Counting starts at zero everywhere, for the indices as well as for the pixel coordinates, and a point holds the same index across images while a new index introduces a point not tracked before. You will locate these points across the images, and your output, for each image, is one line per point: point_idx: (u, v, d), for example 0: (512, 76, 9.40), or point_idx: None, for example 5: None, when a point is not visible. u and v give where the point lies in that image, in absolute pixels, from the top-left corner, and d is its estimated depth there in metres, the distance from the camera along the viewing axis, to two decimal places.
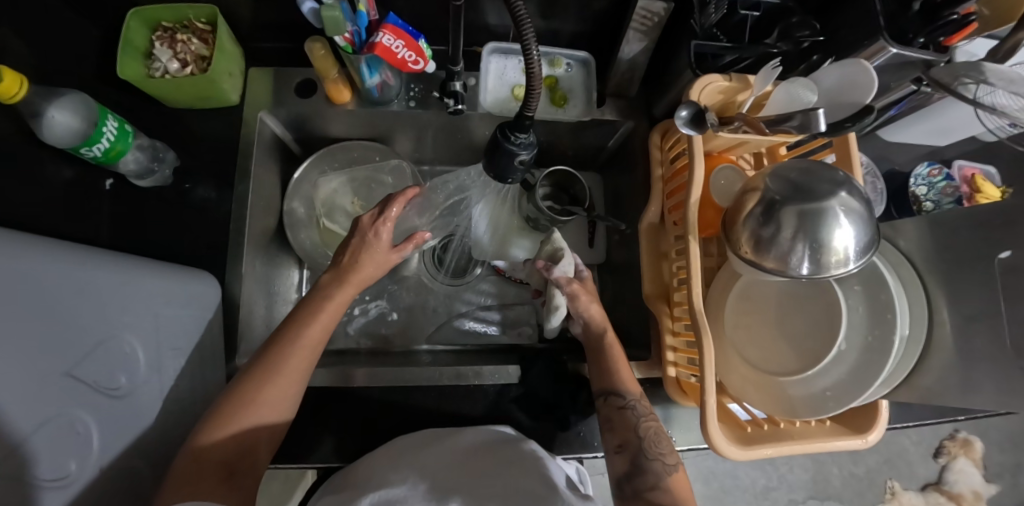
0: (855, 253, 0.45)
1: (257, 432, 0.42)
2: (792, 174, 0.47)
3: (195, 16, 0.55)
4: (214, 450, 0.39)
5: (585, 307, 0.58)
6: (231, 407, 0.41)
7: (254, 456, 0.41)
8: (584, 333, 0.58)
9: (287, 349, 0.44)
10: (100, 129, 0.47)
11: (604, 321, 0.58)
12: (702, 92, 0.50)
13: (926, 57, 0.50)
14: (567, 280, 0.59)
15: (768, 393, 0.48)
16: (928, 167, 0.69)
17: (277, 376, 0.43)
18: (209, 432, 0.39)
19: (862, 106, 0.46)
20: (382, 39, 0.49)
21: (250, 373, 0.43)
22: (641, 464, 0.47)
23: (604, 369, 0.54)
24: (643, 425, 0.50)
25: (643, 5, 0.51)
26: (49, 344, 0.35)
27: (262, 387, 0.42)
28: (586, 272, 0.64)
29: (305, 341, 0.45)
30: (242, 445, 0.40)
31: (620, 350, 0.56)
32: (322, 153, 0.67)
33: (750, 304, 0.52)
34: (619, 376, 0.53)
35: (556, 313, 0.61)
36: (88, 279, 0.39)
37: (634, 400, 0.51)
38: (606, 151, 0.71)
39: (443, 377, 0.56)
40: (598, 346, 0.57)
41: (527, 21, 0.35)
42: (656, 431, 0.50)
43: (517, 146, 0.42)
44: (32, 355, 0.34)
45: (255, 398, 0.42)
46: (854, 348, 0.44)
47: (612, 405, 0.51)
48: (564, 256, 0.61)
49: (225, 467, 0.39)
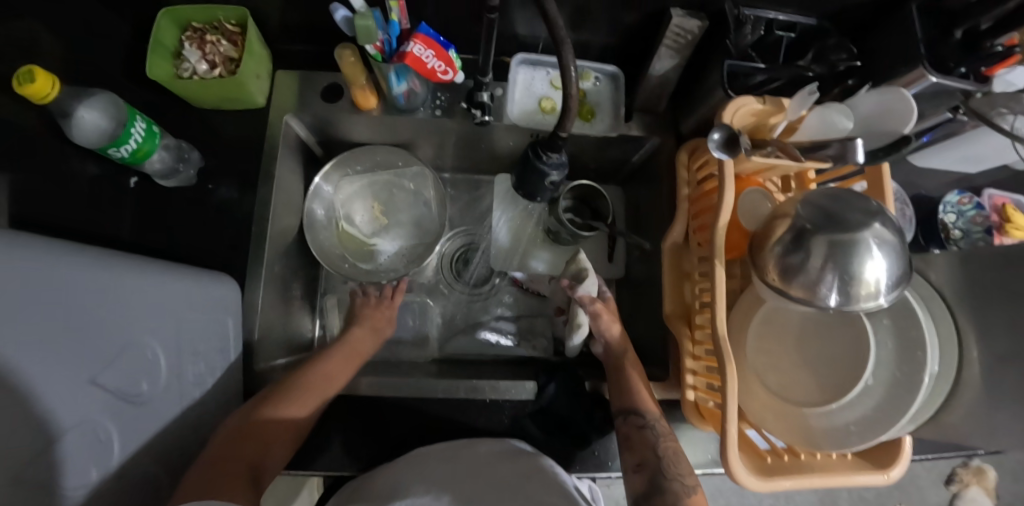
0: (888, 285, 0.44)
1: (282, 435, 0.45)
2: (823, 200, 0.46)
3: (225, 18, 0.55)
4: (247, 445, 0.42)
5: (607, 327, 0.59)
6: (271, 407, 0.46)
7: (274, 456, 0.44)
8: (605, 354, 0.59)
9: (323, 371, 0.52)
10: (129, 130, 0.47)
11: (624, 341, 0.60)
12: (735, 114, 0.49)
13: (967, 86, 0.48)
14: (590, 298, 0.60)
15: (788, 422, 0.47)
16: (958, 195, 0.68)
17: (305, 390, 0.49)
18: (250, 426, 0.44)
19: (900, 134, 0.47)
20: (412, 49, 0.49)
21: (288, 384, 0.49)
22: (659, 483, 0.47)
23: (622, 387, 0.55)
24: (662, 445, 0.50)
25: (677, 22, 0.51)
26: (84, 348, 0.34)
27: (299, 397, 0.48)
28: (609, 294, 0.65)
29: (330, 372, 0.52)
30: (269, 441, 0.44)
31: (636, 368, 0.56)
32: (345, 157, 0.66)
33: (772, 332, 0.51)
34: (638, 396, 0.53)
35: (577, 332, 0.61)
36: (114, 282, 0.37)
37: (654, 420, 0.51)
38: (629, 166, 0.70)
39: (458, 391, 0.55)
40: (618, 365, 0.57)
41: (566, 40, 0.37)
42: (674, 450, 0.50)
43: (549, 166, 0.42)
44: (68, 358, 0.32)
45: (290, 404, 0.47)
46: (882, 382, 0.43)
47: (631, 424, 0.51)
48: (589, 276, 0.61)
49: (249, 465, 0.41)
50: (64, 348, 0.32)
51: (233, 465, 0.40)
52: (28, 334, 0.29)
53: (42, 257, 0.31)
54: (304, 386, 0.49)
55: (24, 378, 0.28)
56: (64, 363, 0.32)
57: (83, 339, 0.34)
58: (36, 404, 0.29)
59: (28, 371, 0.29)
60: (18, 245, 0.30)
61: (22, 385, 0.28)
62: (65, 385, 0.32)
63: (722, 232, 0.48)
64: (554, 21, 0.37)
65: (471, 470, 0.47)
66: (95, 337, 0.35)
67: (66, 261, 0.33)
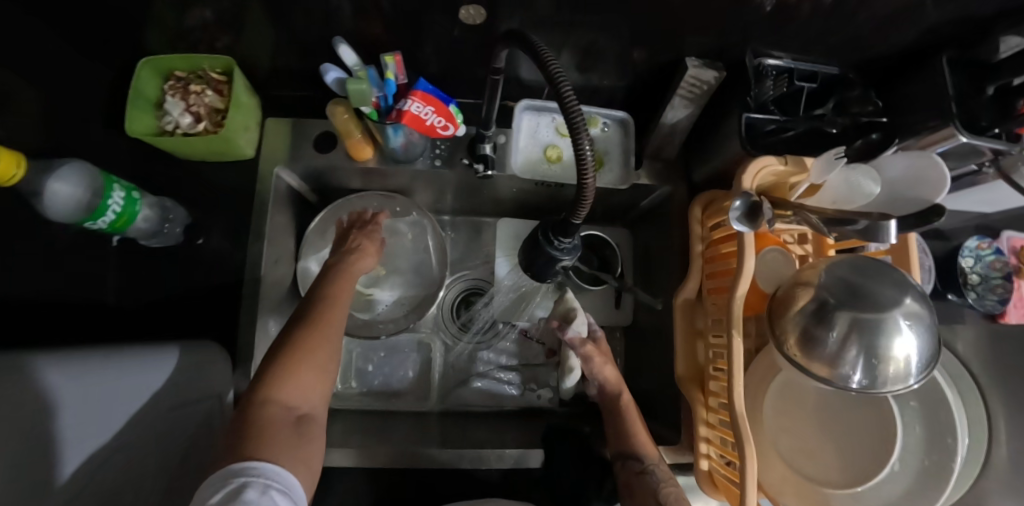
0: (917, 366, 0.42)
1: (317, 380, 0.39)
2: (848, 272, 0.44)
3: (211, 66, 0.51)
4: (281, 399, 0.36)
5: (600, 369, 0.56)
6: (280, 377, 0.37)
7: (314, 403, 0.39)
8: (600, 395, 0.56)
9: (336, 309, 0.45)
10: (106, 201, 0.43)
11: (619, 383, 0.56)
12: (758, 174, 0.46)
13: (998, 146, 0.45)
14: (580, 340, 0.57)
15: (809, 499, 0.44)
16: (976, 239, 0.66)
17: (315, 342, 0.41)
18: (283, 383, 0.37)
19: (931, 203, 0.43)
20: (410, 107, 0.46)
21: (301, 325, 0.42)
22: None
23: (621, 431, 0.53)
24: (664, 491, 0.46)
25: (694, 73, 0.49)
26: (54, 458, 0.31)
27: (315, 338, 0.41)
28: (599, 333, 0.62)
29: (329, 311, 0.45)
30: (307, 393, 0.38)
31: (637, 413, 0.54)
32: (339, 205, 0.63)
33: (792, 402, 0.49)
34: (638, 440, 0.51)
35: (569, 376, 0.61)
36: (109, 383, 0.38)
37: (653, 464, 0.49)
38: (637, 210, 0.68)
39: (462, 459, 0.52)
40: (614, 408, 0.55)
41: (580, 115, 0.33)
42: (677, 496, 0.45)
43: (559, 251, 0.38)
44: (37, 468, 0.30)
45: (314, 346, 0.40)
46: (909, 470, 0.42)
47: (630, 469, 0.49)
48: (576, 316, 0.60)
49: (296, 419, 0.36)
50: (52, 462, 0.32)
51: (280, 424, 0.35)
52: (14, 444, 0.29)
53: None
54: (316, 324, 0.42)
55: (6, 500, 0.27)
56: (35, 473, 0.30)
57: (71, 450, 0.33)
58: None
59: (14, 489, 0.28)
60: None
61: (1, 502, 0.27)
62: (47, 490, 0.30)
63: (740, 301, 0.46)
64: (565, 94, 0.32)
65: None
66: (88, 443, 0.34)
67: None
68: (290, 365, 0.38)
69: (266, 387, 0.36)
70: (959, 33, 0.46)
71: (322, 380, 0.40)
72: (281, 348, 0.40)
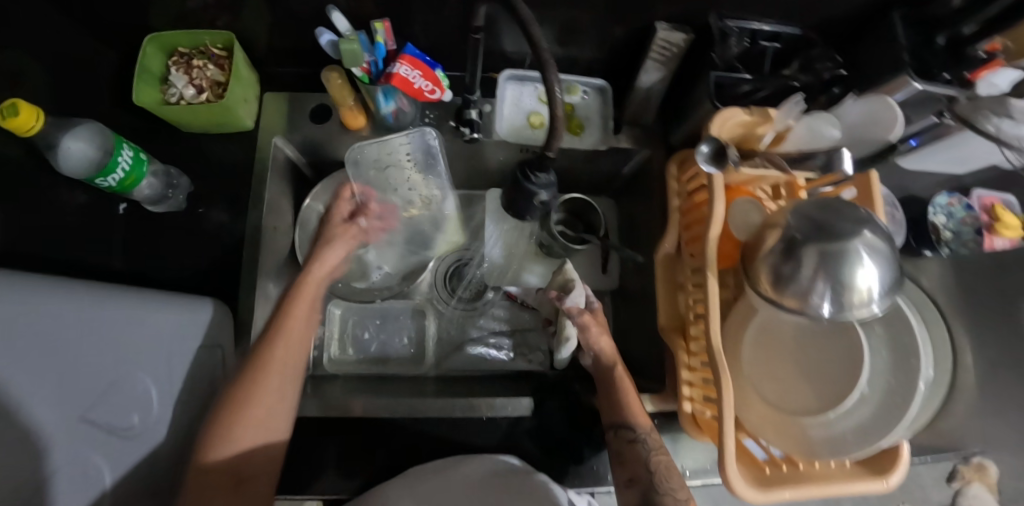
0: (880, 293, 0.44)
1: (258, 432, 0.41)
2: (812, 211, 0.47)
3: (212, 42, 0.55)
4: (218, 464, 0.38)
5: (596, 339, 0.57)
6: (221, 424, 0.40)
7: (257, 458, 0.41)
8: (595, 366, 0.57)
9: (277, 349, 0.44)
10: (116, 159, 0.46)
11: (614, 355, 0.57)
12: (723, 125, 0.49)
13: (950, 92, 0.48)
14: (578, 309, 0.58)
15: (787, 432, 0.46)
16: (947, 196, 0.68)
17: (262, 392, 0.42)
18: (218, 445, 0.39)
19: (885, 142, 0.47)
20: (399, 69, 0.49)
21: (242, 372, 0.43)
22: (653, 498, 0.47)
23: (614, 401, 0.54)
24: (654, 459, 0.49)
25: (662, 35, 0.52)
26: (56, 382, 0.34)
27: (249, 392, 0.42)
28: (597, 304, 0.62)
29: (282, 351, 0.44)
30: (246, 452, 0.40)
31: (631, 383, 0.55)
32: (334, 177, 0.66)
33: (770, 343, 0.51)
34: (630, 408, 0.52)
35: (564, 346, 0.61)
36: (103, 321, 0.38)
37: (645, 433, 0.51)
38: (620, 178, 0.71)
39: (454, 409, 0.55)
40: (608, 379, 0.55)
41: (550, 59, 0.36)
42: (667, 465, 0.50)
43: (538, 186, 0.42)
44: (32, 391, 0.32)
45: (248, 402, 0.41)
46: (877, 392, 0.44)
47: (622, 440, 0.51)
48: (575, 287, 0.59)
49: (233, 481, 0.39)
50: (42, 388, 0.33)
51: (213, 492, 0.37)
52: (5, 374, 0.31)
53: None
54: (255, 372, 0.43)
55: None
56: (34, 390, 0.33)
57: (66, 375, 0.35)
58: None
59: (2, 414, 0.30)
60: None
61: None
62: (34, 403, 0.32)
63: (714, 243, 0.48)
64: (536, 39, 0.36)
65: (464, 491, 0.46)
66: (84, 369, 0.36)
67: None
68: (226, 426, 0.40)
69: (203, 452, 0.39)
70: None
71: (268, 427, 0.41)
72: (223, 403, 0.41)
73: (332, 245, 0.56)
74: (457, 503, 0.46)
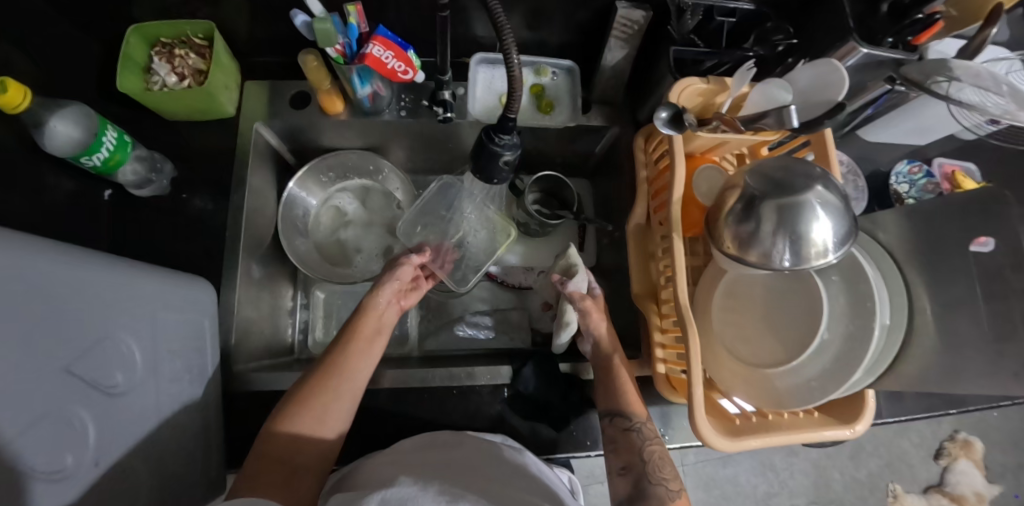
0: (835, 244, 0.46)
1: (316, 429, 0.45)
2: (771, 170, 0.48)
3: (192, 32, 0.57)
4: (275, 449, 0.43)
5: (596, 325, 0.57)
6: (286, 415, 0.45)
7: (310, 452, 0.44)
8: (594, 353, 0.56)
9: (353, 363, 0.49)
10: (101, 138, 0.50)
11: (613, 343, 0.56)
12: (682, 93, 0.52)
13: (898, 56, 0.52)
14: (581, 295, 0.59)
15: (755, 383, 0.48)
16: (908, 164, 0.71)
17: (326, 398, 0.46)
18: (277, 431, 0.44)
19: (834, 102, 0.49)
20: (371, 50, 0.51)
21: (316, 377, 0.47)
22: (644, 487, 0.48)
23: (610, 388, 0.54)
24: (648, 449, 0.50)
25: (622, 13, 0.54)
26: (53, 335, 0.32)
27: (320, 396, 0.46)
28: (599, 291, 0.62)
29: (351, 366, 0.48)
30: (303, 445, 0.44)
31: (628, 370, 0.55)
32: (315, 163, 0.68)
33: (738, 300, 0.53)
34: (626, 397, 0.52)
35: (564, 330, 0.61)
36: (103, 275, 0.38)
37: (640, 422, 0.51)
38: (594, 158, 0.73)
39: (436, 378, 0.57)
40: (606, 365, 0.55)
41: (508, 30, 0.39)
42: (660, 455, 0.50)
43: (501, 146, 0.46)
44: (36, 346, 0.31)
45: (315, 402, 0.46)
46: (837, 335, 0.46)
47: (617, 426, 0.52)
48: (579, 273, 0.61)
49: (285, 467, 0.43)
50: (33, 342, 0.30)
51: (267, 471, 0.42)
52: (7, 325, 0.28)
53: (44, 251, 0.32)
54: (325, 382, 0.47)
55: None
56: (37, 344, 0.31)
57: (62, 326, 0.33)
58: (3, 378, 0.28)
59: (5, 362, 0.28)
60: (34, 244, 0.31)
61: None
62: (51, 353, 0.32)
63: (677, 207, 0.50)
64: (497, 15, 0.39)
65: (467, 462, 0.46)
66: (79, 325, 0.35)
67: (61, 257, 0.33)
68: (291, 419, 0.44)
69: (266, 437, 0.43)
70: None
71: (323, 428, 0.46)
72: (291, 402, 0.46)
73: (397, 283, 0.56)
74: (457, 472, 0.45)
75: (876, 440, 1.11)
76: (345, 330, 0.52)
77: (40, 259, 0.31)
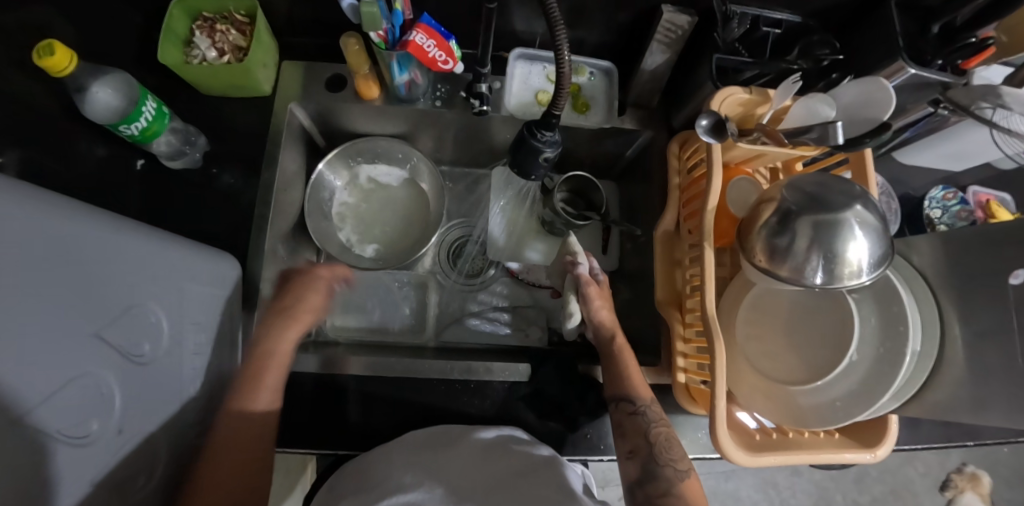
0: (870, 264, 0.45)
1: (259, 433, 0.48)
2: (808, 185, 0.48)
3: (235, 9, 0.58)
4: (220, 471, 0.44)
5: (597, 311, 0.59)
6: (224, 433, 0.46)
7: (252, 456, 0.47)
8: (595, 337, 0.58)
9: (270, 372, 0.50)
10: (140, 108, 0.50)
11: (614, 325, 0.59)
12: (723, 102, 0.51)
13: (944, 79, 0.51)
14: (587, 279, 0.60)
15: (778, 402, 0.48)
16: (943, 190, 0.70)
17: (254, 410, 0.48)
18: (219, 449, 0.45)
19: (879, 122, 0.48)
20: (415, 38, 0.50)
21: (239, 394, 0.48)
22: (652, 470, 0.48)
23: (614, 374, 0.54)
24: (654, 431, 0.51)
25: (668, 17, 0.54)
26: (85, 303, 0.32)
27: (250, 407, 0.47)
28: (602, 275, 0.63)
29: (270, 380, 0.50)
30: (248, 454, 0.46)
31: (629, 354, 0.56)
32: (346, 146, 0.68)
33: (762, 314, 0.53)
34: (630, 381, 0.53)
35: (568, 318, 0.61)
36: (131, 246, 0.37)
37: (645, 405, 0.51)
38: (623, 160, 0.73)
39: (454, 371, 0.57)
40: (609, 350, 0.57)
41: (561, 27, 0.38)
42: (667, 436, 0.51)
43: (543, 143, 0.46)
44: (68, 313, 0.31)
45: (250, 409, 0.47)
46: (866, 358, 0.45)
47: (622, 411, 0.52)
48: (580, 256, 0.61)
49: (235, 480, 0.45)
50: (62, 311, 0.30)
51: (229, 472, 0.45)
52: (29, 294, 0.27)
53: (76, 216, 0.31)
54: (249, 391, 0.48)
55: (21, 358, 0.27)
56: (68, 316, 0.31)
57: (91, 294, 0.33)
58: (32, 343, 0.28)
59: (31, 333, 0.28)
60: (69, 206, 0.31)
61: (18, 359, 0.26)
62: (77, 322, 0.32)
63: (711, 217, 0.50)
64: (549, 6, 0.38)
65: (479, 460, 0.46)
66: (113, 296, 0.35)
67: (92, 222, 0.33)
68: (228, 442, 0.46)
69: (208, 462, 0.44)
70: None
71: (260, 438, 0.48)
72: (222, 422, 0.47)
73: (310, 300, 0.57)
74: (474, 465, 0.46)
75: (882, 466, 1.10)
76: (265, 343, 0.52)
77: (65, 221, 0.31)
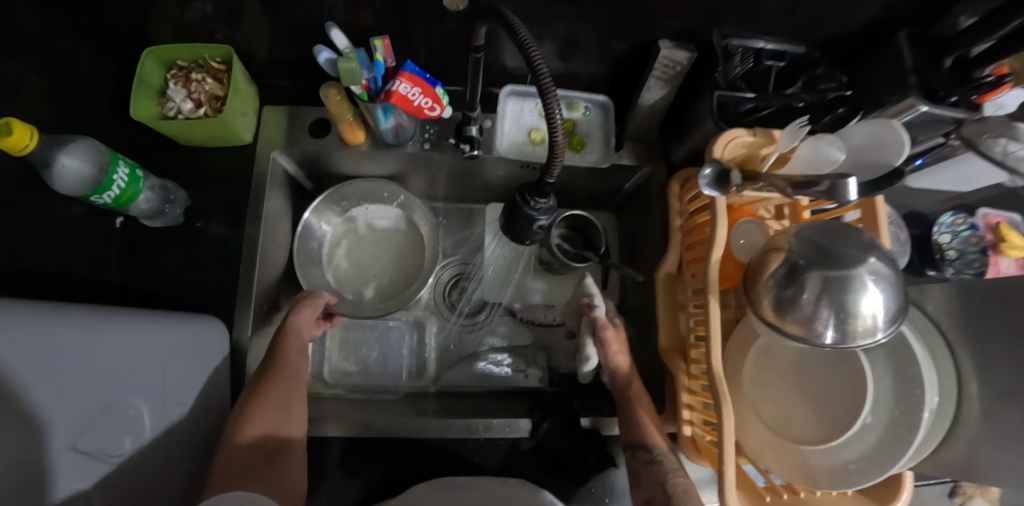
0: (884, 321, 0.43)
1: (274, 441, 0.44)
2: (816, 235, 0.45)
3: (210, 56, 0.54)
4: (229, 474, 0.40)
5: (614, 355, 0.57)
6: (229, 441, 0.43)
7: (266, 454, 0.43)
8: (612, 382, 0.57)
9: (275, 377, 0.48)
10: (112, 176, 0.48)
11: (630, 373, 0.57)
12: (726, 147, 0.49)
13: (957, 115, 0.48)
14: (604, 322, 0.58)
15: (788, 461, 0.46)
16: (952, 216, 0.67)
17: (256, 405, 0.45)
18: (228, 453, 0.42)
19: (891, 167, 0.45)
20: (398, 87, 0.48)
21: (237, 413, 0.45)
22: None
23: (629, 422, 0.53)
24: (671, 482, 0.47)
25: (666, 54, 0.51)
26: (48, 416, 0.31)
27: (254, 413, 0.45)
28: (619, 319, 0.62)
29: (269, 383, 0.48)
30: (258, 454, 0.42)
31: (645, 401, 0.55)
32: (334, 191, 0.66)
33: (770, 367, 0.51)
34: (644, 429, 0.51)
35: (585, 362, 0.60)
36: (97, 343, 0.36)
37: (662, 454, 0.49)
38: (621, 194, 0.71)
39: (452, 429, 0.55)
40: (625, 397, 0.55)
41: (541, 64, 0.35)
42: (685, 488, 0.46)
43: (536, 210, 0.45)
44: (28, 432, 0.29)
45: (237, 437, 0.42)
46: (880, 421, 0.44)
47: (639, 458, 0.50)
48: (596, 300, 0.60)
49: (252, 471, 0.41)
50: (22, 432, 0.29)
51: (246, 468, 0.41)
52: None
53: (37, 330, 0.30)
54: (252, 402, 0.46)
55: None
56: (28, 434, 0.29)
57: (57, 404, 0.32)
58: None
59: None
60: None
61: None
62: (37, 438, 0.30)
63: (716, 267, 0.46)
64: (528, 51, 0.35)
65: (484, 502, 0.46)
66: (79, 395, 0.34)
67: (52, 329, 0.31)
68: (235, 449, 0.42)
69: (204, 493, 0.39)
70: (915, 10, 0.50)
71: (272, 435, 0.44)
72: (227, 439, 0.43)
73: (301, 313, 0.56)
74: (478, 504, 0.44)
75: None
76: (269, 357, 0.51)
77: None
